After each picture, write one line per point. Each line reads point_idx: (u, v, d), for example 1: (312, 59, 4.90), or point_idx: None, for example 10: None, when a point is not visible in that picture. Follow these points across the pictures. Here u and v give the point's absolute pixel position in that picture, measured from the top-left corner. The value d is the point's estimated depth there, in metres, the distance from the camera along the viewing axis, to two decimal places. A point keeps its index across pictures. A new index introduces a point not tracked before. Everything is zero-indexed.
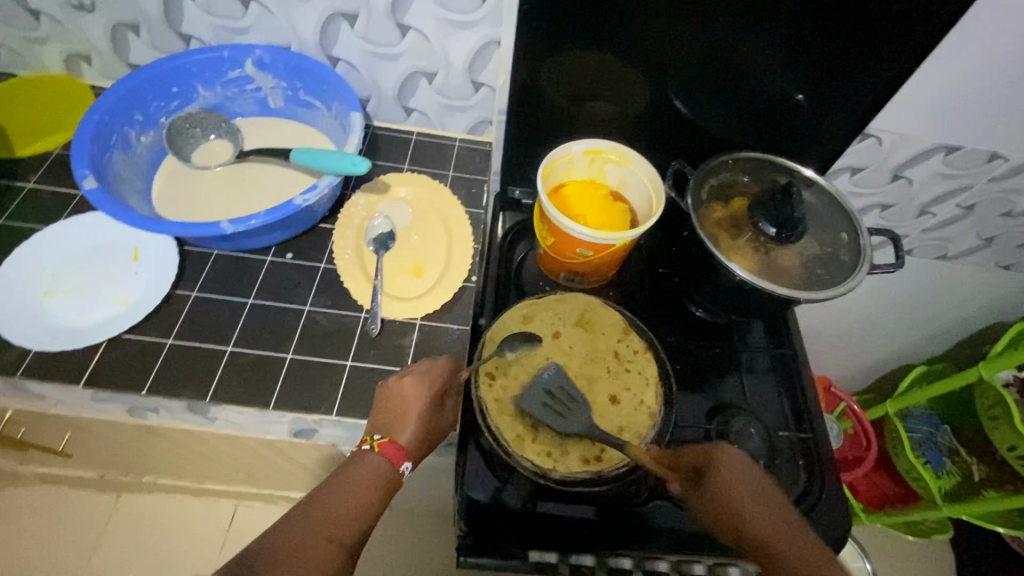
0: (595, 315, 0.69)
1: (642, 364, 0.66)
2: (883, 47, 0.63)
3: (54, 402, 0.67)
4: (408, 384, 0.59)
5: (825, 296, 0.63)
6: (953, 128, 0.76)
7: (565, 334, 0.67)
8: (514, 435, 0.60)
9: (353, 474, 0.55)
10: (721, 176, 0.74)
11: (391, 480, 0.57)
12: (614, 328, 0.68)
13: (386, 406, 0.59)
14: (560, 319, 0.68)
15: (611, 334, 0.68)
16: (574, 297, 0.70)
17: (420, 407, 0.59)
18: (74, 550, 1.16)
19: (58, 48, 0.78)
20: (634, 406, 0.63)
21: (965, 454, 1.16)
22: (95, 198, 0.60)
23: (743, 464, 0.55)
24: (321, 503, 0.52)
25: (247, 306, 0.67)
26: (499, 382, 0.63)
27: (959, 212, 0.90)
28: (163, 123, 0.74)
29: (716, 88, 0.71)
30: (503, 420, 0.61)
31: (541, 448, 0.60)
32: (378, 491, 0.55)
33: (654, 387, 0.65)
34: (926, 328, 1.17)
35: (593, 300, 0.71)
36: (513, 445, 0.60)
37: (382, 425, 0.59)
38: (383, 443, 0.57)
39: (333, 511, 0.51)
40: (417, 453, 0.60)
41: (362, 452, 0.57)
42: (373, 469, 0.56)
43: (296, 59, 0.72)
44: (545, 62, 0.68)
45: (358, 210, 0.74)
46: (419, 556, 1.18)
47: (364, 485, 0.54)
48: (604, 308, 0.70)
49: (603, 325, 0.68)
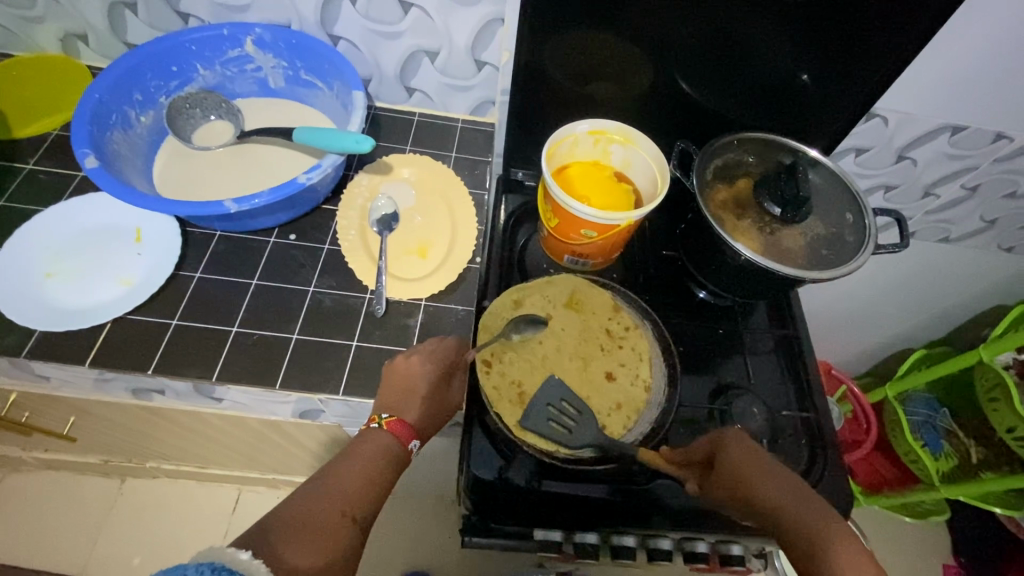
0: (585, 294, 0.69)
1: (635, 339, 0.67)
2: (891, 25, 0.63)
3: (60, 384, 0.68)
4: (414, 363, 0.60)
5: (830, 276, 0.63)
6: (959, 108, 0.75)
7: (555, 316, 0.67)
8: (516, 421, 0.60)
9: (362, 451, 0.55)
10: (727, 156, 0.73)
11: (400, 457, 0.57)
12: (603, 305, 0.69)
13: (392, 385, 0.59)
14: (549, 302, 0.68)
15: (601, 312, 0.68)
16: (562, 279, 0.70)
17: (429, 385, 0.59)
18: (81, 534, 1.18)
19: (54, 27, 0.77)
20: (630, 381, 0.64)
21: (964, 436, 1.17)
22: (97, 177, 0.59)
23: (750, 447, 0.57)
24: (334, 476, 0.53)
25: (251, 288, 0.66)
26: (497, 369, 0.63)
27: (963, 193, 0.90)
28: (163, 103, 0.74)
29: (721, 68, 0.70)
30: (504, 407, 0.61)
31: (542, 431, 0.60)
32: (389, 467, 0.56)
33: (647, 362, 0.65)
34: (927, 311, 1.17)
35: (578, 280, 0.70)
36: (515, 430, 0.60)
37: (390, 403, 0.59)
38: (390, 422, 0.58)
39: (345, 485, 0.52)
40: (424, 431, 0.60)
41: (370, 430, 0.57)
42: (383, 446, 0.56)
43: (297, 37, 0.71)
44: (549, 41, 0.67)
45: (361, 191, 0.73)
46: (423, 537, 1.19)
47: (375, 461, 0.55)
48: (591, 287, 0.70)
49: (592, 305, 0.68)
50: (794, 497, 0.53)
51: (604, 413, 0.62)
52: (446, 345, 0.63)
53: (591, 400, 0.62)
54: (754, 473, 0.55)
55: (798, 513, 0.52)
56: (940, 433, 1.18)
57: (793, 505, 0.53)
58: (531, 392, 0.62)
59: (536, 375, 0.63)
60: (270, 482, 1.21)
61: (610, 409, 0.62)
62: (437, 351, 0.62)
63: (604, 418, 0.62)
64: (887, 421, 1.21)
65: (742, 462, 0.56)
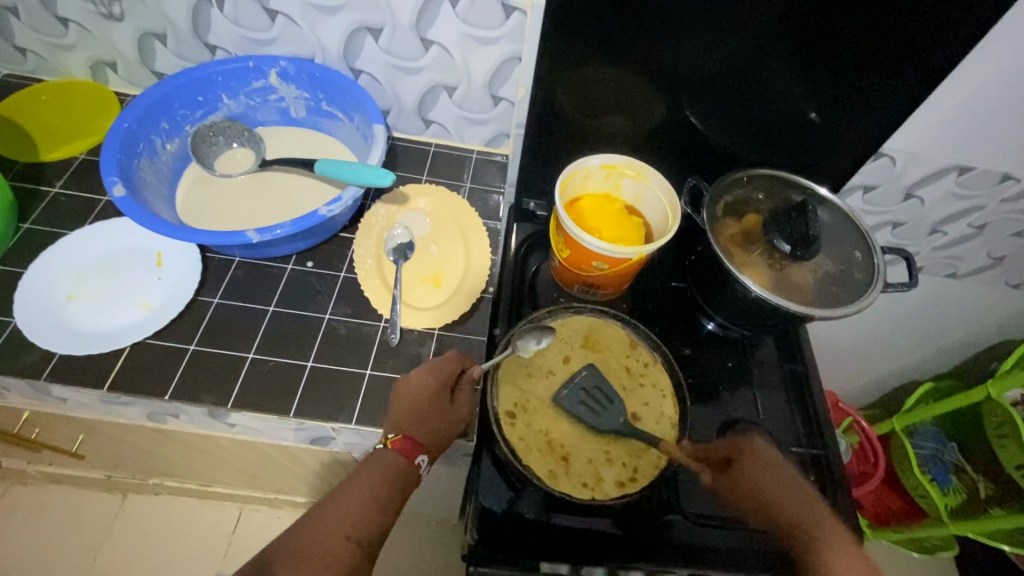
0: (601, 333, 0.71)
1: (655, 375, 0.70)
2: (901, 72, 0.64)
3: (75, 405, 0.68)
4: (414, 378, 0.59)
5: (839, 314, 0.64)
6: (966, 150, 0.77)
7: (574, 357, 0.69)
8: (547, 471, 0.62)
9: (368, 472, 0.56)
10: (736, 194, 0.75)
11: (408, 476, 0.58)
12: (619, 343, 0.71)
13: (398, 406, 0.59)
14: (567, 343, 0.70)
15: (618, 350, 0.71)
16: (576, 319, 0.72)
17: (433, 404, 0.58)
18: (78, 552, 1.16)
19: (85, 55, 0.79)
20: (655, 420, 0.67)
21: (972, 471, 1.16)
22: (124, 206, 0.61)
23: (767, 455, 0.64)
24: (340, 498, 0.55)
25: (268, 314, 0.67)
26: (522, 420, 0.64)
27: (970, 231, 0.91)
28: (188, 130, 0.76)
29: (731, 107, 0.72)
30: (533, 457, 0.62)
31: (576, 479, 0.62)
32: (393, 488, 0.56)
33: (670, 399, 0.68)
34: (934, 344, 1.17)
35: (593, 320, 0.73)
36: (547, 480, 0.61)
37: (395, 423, 0.58)
38: (395, 440, 0.58)
39: (348, 509, 0.54)
40: (434, 447, 0.59)
41: (377, 449, 0.58)
42: (389, 467, 0.57)
43: (321, 71, 0.73)
44: (565, 79, 0.69)
45: (378, 220, 0.75)
46: (423, 561, 1.17)
47: (378, 483, 0.56)
48: (606, 326, 0.72)
49: (609, 343, 0.71)
50: (802, 505, 0.61)
51: (634, 457, 0.64)
52: (447, 360, 0.61)
53: (618, 444, 0.65)
54: (768, 481, 0.62)
55: (808, 516, 0.60)
56: (948, 468, 1.18)
57: (799, 509, 0.61)
58: (559, 438, 0.64)
59: (562, 420, 0.65)
60: (272, 501, 1.21)
61: (640, 453, 0.64)
62: (438, 366, 0.61)
63: (634, 461, 0.64)
64: (894, 453, 1.20)
65: (763, 471, 0.62)
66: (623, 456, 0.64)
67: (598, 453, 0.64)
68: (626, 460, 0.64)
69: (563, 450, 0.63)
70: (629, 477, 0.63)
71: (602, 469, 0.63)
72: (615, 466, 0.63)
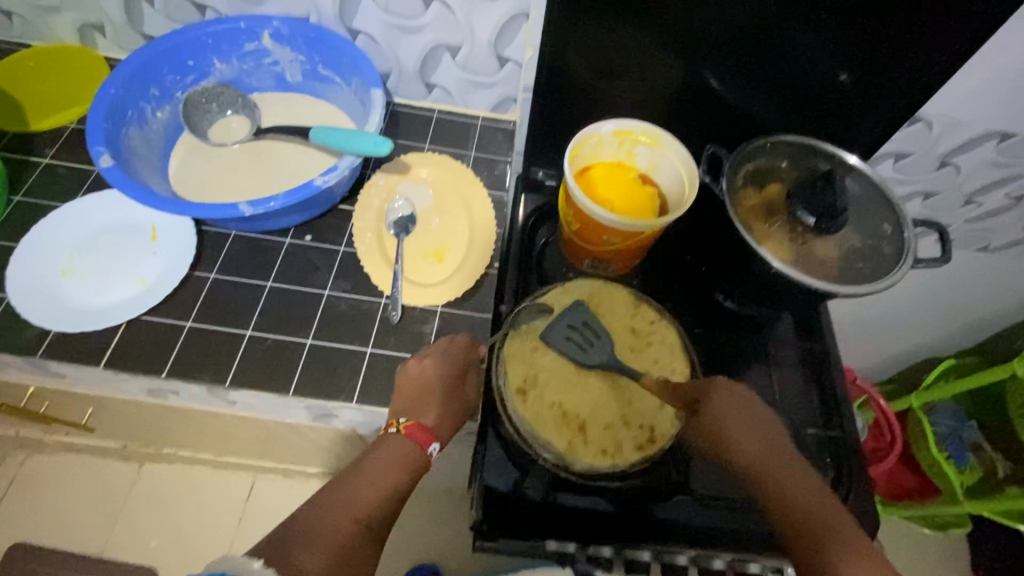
0: (603, 296, 0.68)
1: (663, 331, 0.66)
2: (942, 29, 0.59)
3: (75, 381, 0.67)
4: (427, 365, 0.61)
5: (865, 290, 0.60)
6: (1010, 114, 0.71)
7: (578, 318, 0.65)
8: (566, 444, 0.59)
9: (379, 456, 0.55)
10: (759, 160, 0.70)
11: (421, 461, 0.57)
12: (622, 304, 0.68)
13: (408, 390, 0.59)
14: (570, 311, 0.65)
15: (622, 311, 0.67)
16: (576, 284, 0.68)
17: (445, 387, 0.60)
18: (98, 518, 1.19)
19: (72, 17, 0.76)
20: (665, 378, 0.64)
21: (991, 449, 1.13)
22: (112, 177, 0.58)
23: (736, 400, 0.57)
24: (349, 484, 0.53)
25: (265, 290, 0.65)
26: (534, 394, 0.60)
27: (1008, 202, 0.86)
28: (179, 97, 0.73)
29: (754, 68, 0.67)
30: (550, 432, 0.59)
31: (596, 448, 0.59)
32: (401, 473, 0.55)
33: (680, 354, 0.65)
34: (959, 320, 1.13)
35: (594, 283, 0.69)
36: (568, 452, 0.58)
37: (406, 408, 0.59)
38: (409, 425, 0.57)
39: (358, 493, 0.52)
40: (445, 432, 0.60)
41: (388, 435, 0.58)
42: (402, 451, 0.56)
43: (315, 32, 0.69)
44: (575, 39, 0.64)
45: (379, 191, 0.72)
46: (431, 533, 1.17)
47: (388, 468, 0.54)
48: (612, 287, 0.69)
49: (613, 305, 0.67)
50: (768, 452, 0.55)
51: (651, 416, 0.61)
52: (459, 345, 0.63)
53: (633, 405, 0.61)
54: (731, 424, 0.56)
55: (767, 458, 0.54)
56: (965, 446, 1.13)
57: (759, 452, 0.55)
58: (574, 408, 0.60)
59: (575, 390, 0.61)
60: (284, 471, 1.21)
61: (658, 410, 0.61)
62: (450, 352, 0.62)
63: (652, 420, 0.61)
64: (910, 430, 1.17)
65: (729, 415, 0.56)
66: (639, 417, 0.61)
67: (615, 418, 0.60)
68: (644, 420, 0.61)
69: (580, 420, 0.60)
70: (648, 438, 0.60)
71: (621, 434, 0.60)
72: (634, 429, 0.60)
